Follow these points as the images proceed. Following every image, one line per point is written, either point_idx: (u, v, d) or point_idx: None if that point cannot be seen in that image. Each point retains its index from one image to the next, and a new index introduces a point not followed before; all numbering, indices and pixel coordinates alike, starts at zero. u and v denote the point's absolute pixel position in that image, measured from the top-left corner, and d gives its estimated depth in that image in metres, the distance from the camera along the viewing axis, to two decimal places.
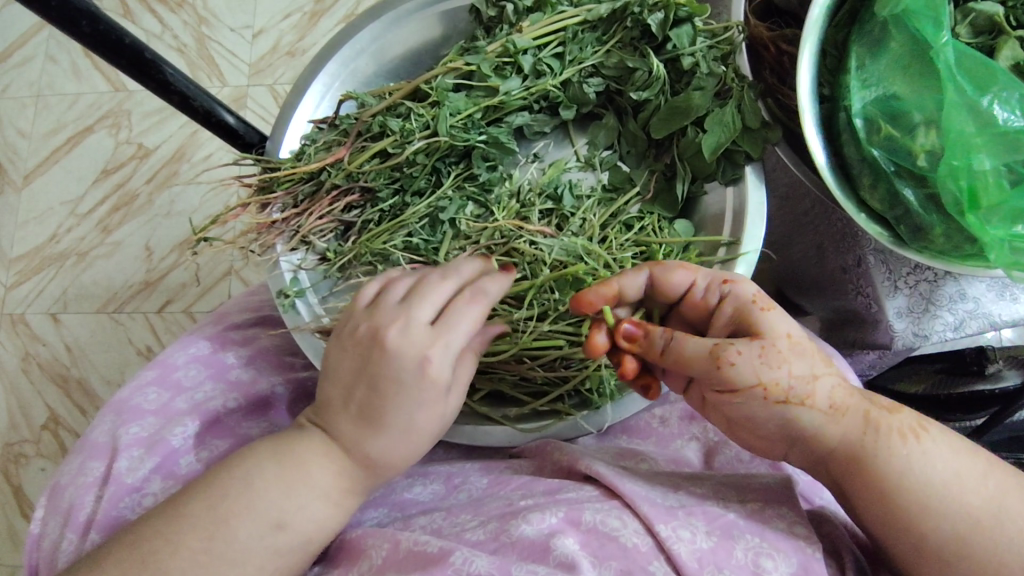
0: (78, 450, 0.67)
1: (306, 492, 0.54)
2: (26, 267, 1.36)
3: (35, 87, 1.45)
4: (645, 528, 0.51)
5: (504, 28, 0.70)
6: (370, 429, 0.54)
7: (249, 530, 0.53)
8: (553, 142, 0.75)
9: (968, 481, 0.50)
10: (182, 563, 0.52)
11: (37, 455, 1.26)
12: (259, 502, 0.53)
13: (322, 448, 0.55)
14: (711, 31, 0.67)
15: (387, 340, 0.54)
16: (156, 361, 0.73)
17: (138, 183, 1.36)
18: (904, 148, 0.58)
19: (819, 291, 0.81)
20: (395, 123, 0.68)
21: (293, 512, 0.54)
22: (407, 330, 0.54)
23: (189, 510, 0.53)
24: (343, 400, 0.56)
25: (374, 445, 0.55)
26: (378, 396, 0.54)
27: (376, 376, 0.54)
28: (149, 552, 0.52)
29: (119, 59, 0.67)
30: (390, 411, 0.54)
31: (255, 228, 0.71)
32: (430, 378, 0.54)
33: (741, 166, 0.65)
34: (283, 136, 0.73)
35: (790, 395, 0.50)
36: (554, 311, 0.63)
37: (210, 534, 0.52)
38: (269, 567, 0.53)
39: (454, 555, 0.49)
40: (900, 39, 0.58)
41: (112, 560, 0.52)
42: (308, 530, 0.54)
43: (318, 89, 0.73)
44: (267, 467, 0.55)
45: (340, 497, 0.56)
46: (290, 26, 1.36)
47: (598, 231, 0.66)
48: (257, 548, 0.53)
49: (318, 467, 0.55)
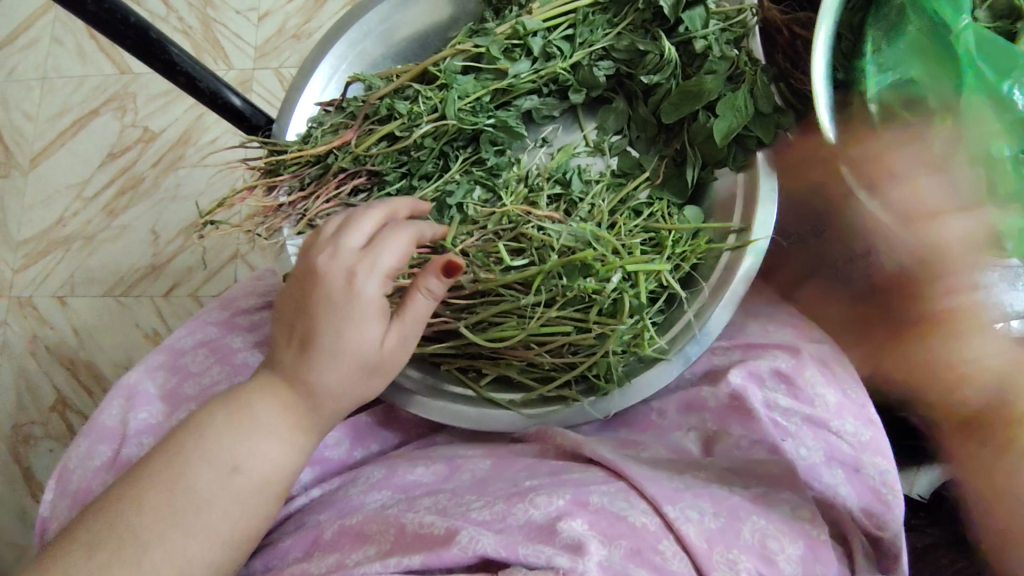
0: (83, 433, 0.67)
1: (256, 432, 0.53)
2: (33, 251, 1.36)
3: (40, 70, 1.44)
4: (652, 508, 0.51)
5: (513, 10, 0.69)
6: (307, 356, 0.53)
7: (204, 479, 0.51)
8: (561, 126, 0.74)
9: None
10: (148, 518, 0.50)
11: (46, 437, 1.28)
12: (212, 448, 0.52)
13: (267, 389, 0.54)
14: (724, 13, 0.65)
15: (316, 265, 0.54)
16: (163, 345, 0.73)
17: (143, 167, 1.36)
18: (919, 134, 0.57)
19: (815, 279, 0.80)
20: (403, 106, 0.67)
21: (248, 453, 0.52)
22: (337, 252, 0.53)
23: (151, 467, 0.52)
24: (286, 333, 0.55)
25: (313, 373, 0.53)
26: (313, 321, 0.53)
27: (309, 300, 0.53)
28: (114, 513, 0.50)
29: (124, 40, 0.65)
30: (321, 334, 0.53)
31: (261, 211, 0.70)
32: (359, 295, 0.52)
33: (753, 152, 0.64)
34: (290, 120, 0.72)
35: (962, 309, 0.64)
36: (562, 298, 0.62)
37: (168, 485, 0.51)
38: (238, 514, 0.52)
39: (461, 534, 0.48)
40: (918, 22, 0.57)
41: (84, 527, 0.50)
42: (267, 472, 0.53)
43: (325, 71, 0.72)
44: (214, 414, 0.54)
45: (292, 435, 0.53)
46: (296, 9, 1.35)
47: (606, 216, 0.65)
48: (216, 494, 0.51)
49: (264, 405, 0.53)
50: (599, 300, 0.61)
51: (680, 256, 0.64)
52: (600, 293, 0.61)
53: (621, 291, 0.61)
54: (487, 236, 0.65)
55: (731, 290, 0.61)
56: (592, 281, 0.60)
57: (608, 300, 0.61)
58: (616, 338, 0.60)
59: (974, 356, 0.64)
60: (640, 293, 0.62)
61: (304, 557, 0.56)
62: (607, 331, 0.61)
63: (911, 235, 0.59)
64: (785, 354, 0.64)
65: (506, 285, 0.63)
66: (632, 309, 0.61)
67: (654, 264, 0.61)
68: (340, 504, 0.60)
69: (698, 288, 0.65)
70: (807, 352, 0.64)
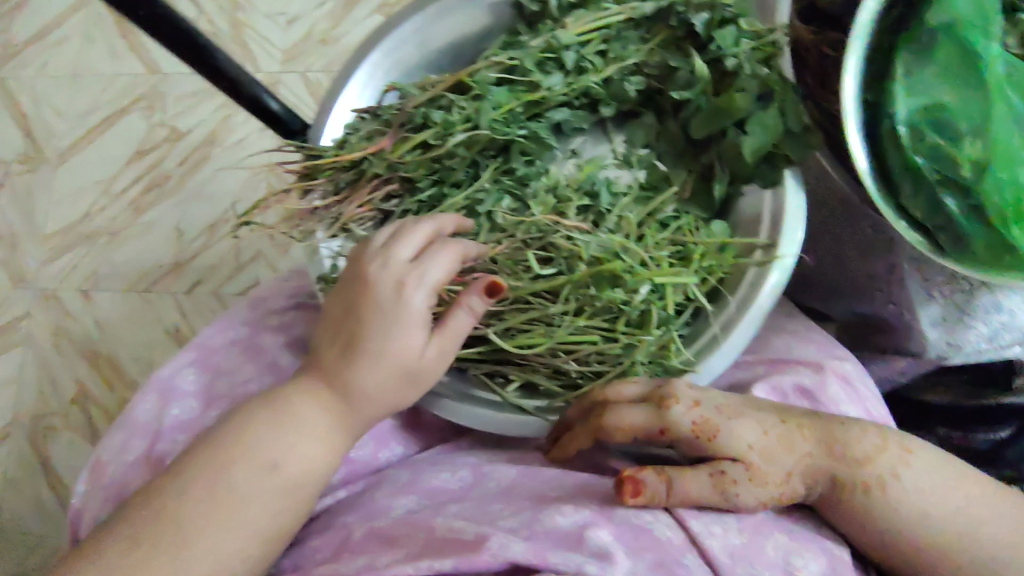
0: (117, 427, 0.69)
1: (296, 431, 0.55)
2: (59, 244, 1.39)
3: (72, 67, 1.47)
4: (676, 522, 0.52)
5: (547, 23, 0.71)
6: (352, 358, 0.57)
7: (244, 474, 0.53)
8: (590, 138, 0.74)
9: (947, 503, 0.55)
10: (191, 512, 0.52)
11: (66, 429, 1.30)
12: (252, 445, 0.54)
13: (308, 390, 0.57)
14: (755, 32, 0.67)
15: (368, 275, 0.58)
16: (195, 344, 0.74)
17: (170, 165, 1.39)
18: (948, 157, 0.58)
19: (833, 297, 0.80)
20: (438, 116, 0.68)
21: (287, 451, 0.55)
22: (388, 263, 0.58)
23: (191, 463, 0.54)
24: (331, 337, 0.59)
25: (356, 375, 0.57)
26: (360, 326, 0.57)
27: (359, 307, 0.58)
28: (156, 507, 0.52)
29: (171, 42, 0.66)
30: (368, 338, 0.57)
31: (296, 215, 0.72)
32: (407, 304, 0.57)
33: (780, 170, 0.65)
34: (325, 125, 0.74)
35: (698, 430, 0.55)
36: (591, 307, 0.63)
37: (210, 481, 0.53)
38: (276, 509, 0.54)
39: (491, 540, 0.49)
40: (948, 48, 0.58)
41: (128, 519, 0.52)
42: (305, 469, 0.55)
43: (361, 78, 0.74)
44: (254, 413, 0.56)
45: (330, 434, 0.56)
46: (324, 15, 1.37)
47: (635, 229, 0.67)
48: (256, 489, 0.53)
49: (304, 404, 0.56)
50: (629, 311, 0.63)
51: (707, 271, 0.65)
52: (628, 305, 0.63)
53: (648, 304, 0.63)
54: (516, 245, 0.66)
55: (758, 304, 0.62)
56: (621, 292, 0.62)
57: (636, 310, 0.63)
58: (643, 348, 0.63)
59: (745, 448, 0.54)
60: (667, 306, 0.64)
61: (331, 558, 0.57)
62: (634, 340, 0.63)
63: (632, 389, 0.59)
64: (808, 369, 0.66)
65: (535, 292, 0.65)
66: (659, 320, 0.64)
67: (682, 277, 0.63)
68: (366, 506, 0.61)
69: (725, 301, 0.66)
70: (830, 368, 0.66)
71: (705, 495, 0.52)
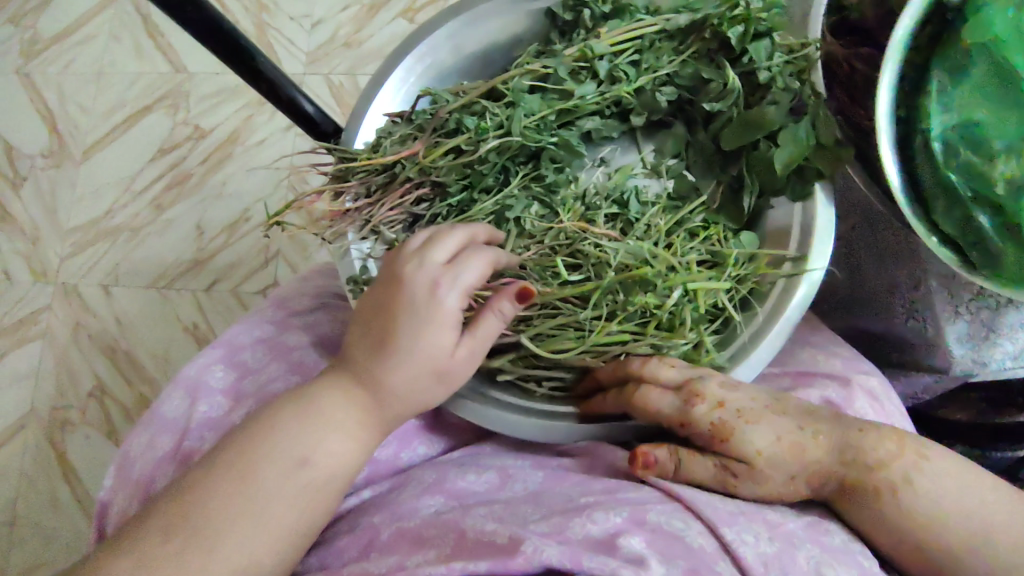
0: (145, 422, 0.70)
1: (324, 428, 0.56)
2: (81, 239, 1.40)
3: (98, 65, 1.49)
4: (708, 530, 0.52)
5: (580, 33, 0.72)
6: (382, 356, 0.58)
7: (274, 470, 0.54)
8: (619, 147, 0.76)
9: (963, 510, 0.54)
10: (220, 507, 0.52)
11: (82, 423, 1.31)
12: (282, 441, 0.55)
13: (337, 388, 0.58)
14: (789, 46, 0.67)
15: (402, 275, 0.59)
16: (222, 341, 0.75)
17: (192, 164, 1.40)
18: (983, 175, 0.58)
19: (849, 309, 0.82)
20: (471, 121, 0.69)
21: (315, 447, 0.55)
22: (422, 265, 0.59)
23: (221, 459, 0.54)
24: (362, 335, 0.59)
25: (386, 373, 0.57)
26: (392, 325, 0.58)
27: (391, 307, 0.58)
28: (187, 502, 0.52)
29: (214, 43, 0.68)
30: (400, 337, 0.58)
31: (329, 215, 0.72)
32: (439, 305, 0.58)
33: (811, 184, 0.65)
34: (358, 128, 0.74)
35: (716, 428, 0.58)
36: (621, 313, 0.64)
37: (240, 476, 0.53)
38: (304, 507, 0.54)
39: (526, 544, 0.49)
40: (983, 65, 0.58)
41: (159, 514, 0.52)
42: (333, 466, 0.56)
43: (396, 82, 0.74)
44: (285, 410, 0.57)
45: (358, 431, 0.57)
46: (348, 18, 1.39)
47: (664, 236, 0.67)
48: (284, 485, 0.54)
49: (334, 402, 0.57)
50: (660, 316, 0.63)
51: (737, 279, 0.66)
52: (660, 308, 0.63)
53: (680, 306, 0.63)
54: (544, 251, 0.68)
55: (787, 315, 0.63)
56: (652, 297, 0.62)
57: (667, 316, 0.63)
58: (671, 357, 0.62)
59: (754, 453, 0.56)
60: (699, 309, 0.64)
61: (359, 557, 0.57)
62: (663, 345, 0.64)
63: (671, 375, 0.60)
64: (835, 383, 0.66)
65: (563, 298, 0.66)
66: (690, 322, 0.64)
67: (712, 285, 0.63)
68: (393, 507, 0.61)
69: (753, 312, 0.66)
70: (856, 382, 0.66)
71: (711, 480, 0.57)
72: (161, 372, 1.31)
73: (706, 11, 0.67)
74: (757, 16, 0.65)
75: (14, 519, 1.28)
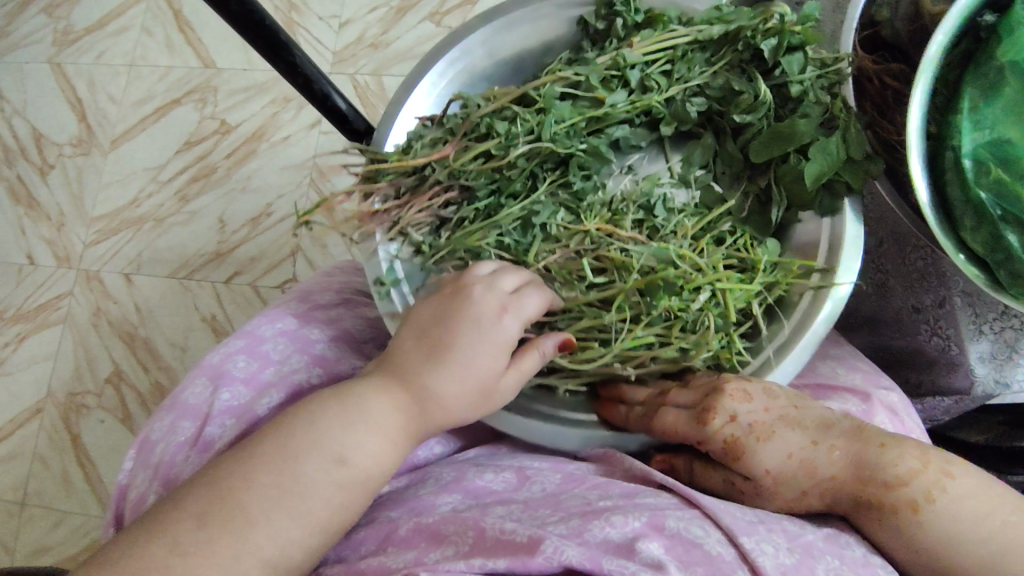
0: (167, 409, 0.71)
1: (367, 430, 0.57)
2: (105, 227, 1.42)
3: (129, 57, 1.52)
4: (727, 539, 0.51)
5: (612, 42, 0.72)
6: (436, 366, 0.59)
7: (313, 467, 0.54)
8: (647, 156, 0.76)
9: (982, 531, 0.52)
10: (256, 498, 0.53)
11: (98, 408, 1.32)
12: (322, 438, 0.55)
13: (384, 390, 0.59)
14: (820, 61, 0.67)
15: (470, 294, 0.62)
16: (245, 332, 0.76)
17: (217, 157, 1.42)
18: (1013, 194, 0.57)
19: (870, 327, 0.81)
20: (501, 126, 0.69)
21: (354, 448, 0.56)
22: (491, 289, 0.62)
23: (260, 450, 0.55)
24: (416, 343, 0.61)
25: (437, 384, 0.59)
26: (451, 338, 0.60)
27: (455, 321, 0.60)
28: (223, 488, 0.53)
29: (255, 38, 0.69)
30: (457, 351, 0.59)
31: (358, 216, 0.72)
32: (501, 330, 0.61)
33: (840, 199, 0.65)
34: (388, 131, 0.75)
35: (730, 446, 0.59)
36: (646, 314, 0.65)
37: (279, 469, 0.54)
38: (337, 503, 0.55)
39: (546, 543, 0.49)
40: (1015, 85, 0.58)
41: (192, 498, 0.53)
42: (369, 468, 0.56)
43: (427, 86, 0.75)
44: (329, 408, 0.57)
45: (397, 436, 0.58)
46: (376, 19, 1.40)
47: (691, 235, 0.68)
48: (322, 483, 0.54)
49: (378, 404, 0.58)
50: (684, 318, 0.64)
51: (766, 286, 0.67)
52: (684, 310, 0.64)
53: (703, 310, 0.64)
54: (569, 255, 0.69)
55: (814, 329, 0.63)
56: (677, 300, 0.63)
57: (691, 318, 0.64)
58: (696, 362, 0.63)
59: (762, 472, 0.57)
60: (725, 313, 0.64)
61: (376, 550, 0.58)
62: (688, 348, 0.65)
63: (686, 395, 0.63)
64: (855, 398, 0.66)
65: (587, 303, 0.67)
66: (715, 328, 0.64)
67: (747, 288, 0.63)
68: (411, 503, 0.61)
69: (779, 323, 0.67)
70: (877, 398, 0.66)
71: (720, 487, 0.60)
72: (177, 361, 1.32)
73: (739, 23, 0.67)
74: (792, 28, 0.65)
75: (27, 499, 1.30)
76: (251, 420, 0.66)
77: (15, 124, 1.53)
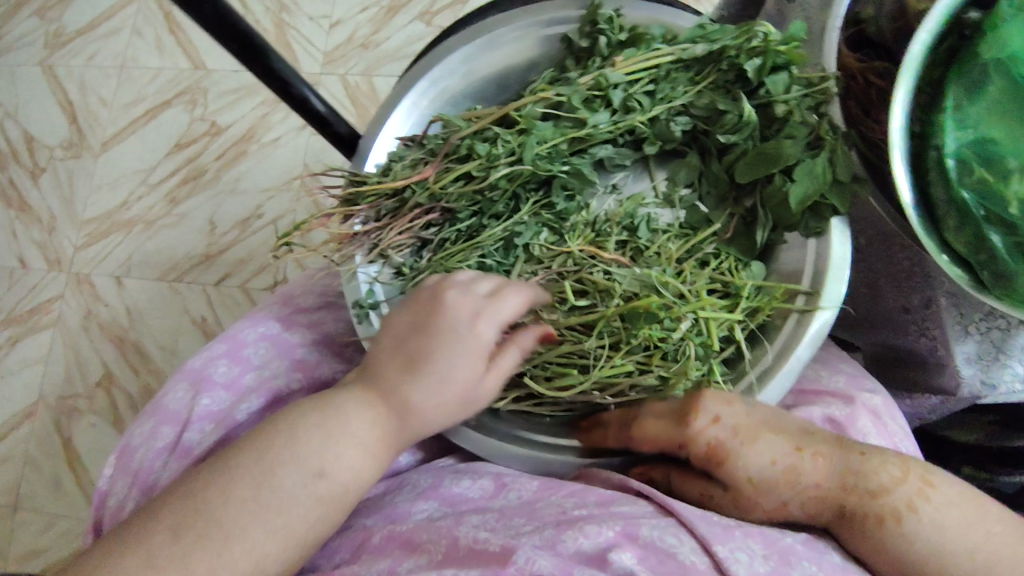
0: (148, 414, 0.70)
1: (345, 442, 0.56)
2: (96, 230, 1.42)
3: (120, 59, 1.51)
4: (701, 548, 0.51)
5: (596, 61, 0.71)
6: (412, 374, 0.59)
7: (292, 480, 0.54)
8: (631, 174, 0.75)
9: (966, 541, 0.52)
10: (233, 512, 0.52)
11: (88, 411, 1.32)
12: (300, 450, 0.55)
13: (362, 402, 0.58)
14: (807, 79, 0.65)
15: (445, 299, 0.61)
16: (226, 335, 0.75)
17: (207, 159, 1.41)
18: (997, 194, 0.57)
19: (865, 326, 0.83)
20: (482, 147, 0.68)
21: (333, 462, 0.55)
22: (466, 293, 0.61)
23: (238, 461, 0.54)
24: (392, 350, 0.60)
25: (415, 395, 0.58)
26: (427, 345, 0.60)
27: (432, 328, 0.60)
28: (199, 501, 0.52)
29: (229, 42, 0.68)
30: (434, 359, 0.59)
31: (337, 239, 0.73)
32: (477, 335, 0.60)
33: (826, 219, 0.63)
34: (369, 150, 0.74)
35: (713, 450, 0.57)
36: (626, 340, 0.65)
37: (257, 482, 0.53)
38: (313, 516, 0.54)
39: (518, 554, 0.49)
40: (999, 82, 0.57)
41: (166, 510, 0.52)
42: (347, 480, 0.56)
43: (406, 106, 0.75)
44: (307, 420, 0.56)
45: (375, 448, 0.57)
46: (367, 19, 1.40)
47: (674, 262, 0.68)
48: (300, 495, 0.54)
49: (357, 416, 0.57)
50: (666, 347, 0.64)
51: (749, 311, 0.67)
52: (665, 340, 0.64)
53: (685, 340, 0.64)
54: (551, 277, 0.69)
55: (797, 356, 0.62)
56: (658, 329, 0.63)
57: (672, 347, 0.64)
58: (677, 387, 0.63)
59: (745, 479, 0.56)
60: (706, 341, 0.64)
61: (350, 558, 0.57)
62: (669, 376, 0.65)
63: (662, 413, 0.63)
64: (838, 402, 0.65)
65: (568, 327, 0.67)
66: (695, 356, 0.64)
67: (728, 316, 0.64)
68: (387, 510, 0.61)
69: (763, 348, 0.66)
70: (859, 401, 0.65)
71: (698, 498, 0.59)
72: (167, 363, 1.32)
73: (724, 42, 0.66)
74: (777, 48, 0.64)
75: (18, 502, 1.29)
76: (231, 427, 0.67)
77: (6, 126, 1.52)
